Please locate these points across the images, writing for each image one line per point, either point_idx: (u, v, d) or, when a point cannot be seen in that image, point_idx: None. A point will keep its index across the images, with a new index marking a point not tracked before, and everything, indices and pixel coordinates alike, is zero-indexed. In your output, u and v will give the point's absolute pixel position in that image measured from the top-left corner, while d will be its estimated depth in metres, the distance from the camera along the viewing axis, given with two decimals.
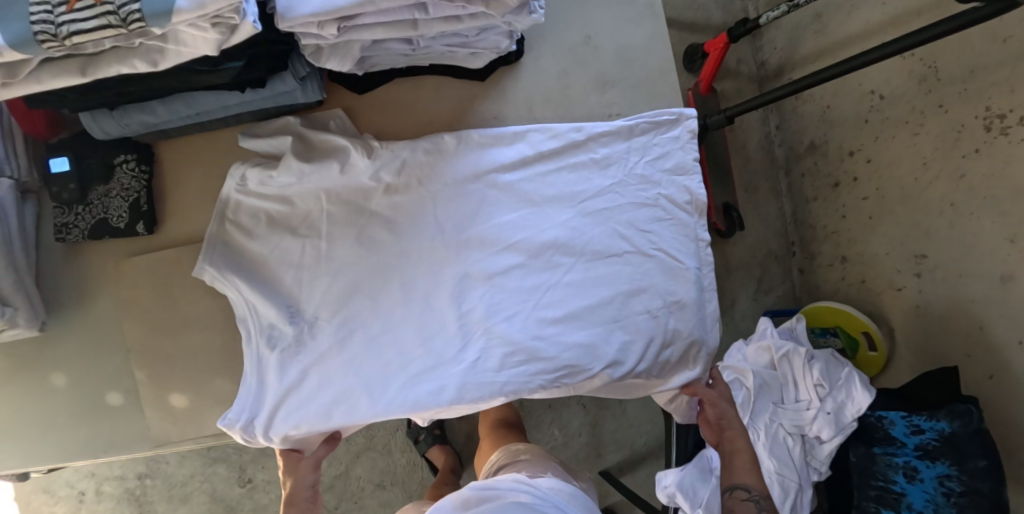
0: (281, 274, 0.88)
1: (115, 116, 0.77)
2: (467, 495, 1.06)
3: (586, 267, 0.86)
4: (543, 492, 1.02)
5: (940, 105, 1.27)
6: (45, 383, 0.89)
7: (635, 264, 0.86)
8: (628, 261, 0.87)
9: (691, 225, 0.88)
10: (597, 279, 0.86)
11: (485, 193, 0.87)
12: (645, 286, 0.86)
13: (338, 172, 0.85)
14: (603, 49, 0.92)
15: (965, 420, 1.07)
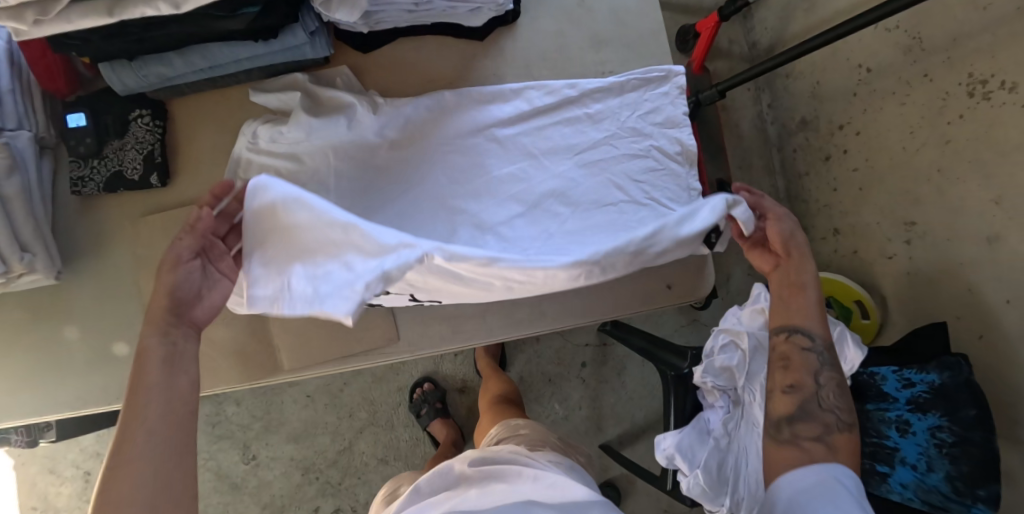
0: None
1: (133, 67, 0.80)
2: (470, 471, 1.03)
3: (583, 216, 0.90)
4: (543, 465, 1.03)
5: (926, 75, 1.31)
6: (58, 335, 0.91)
7: (628, 211, 0.90)
8: (623, 210, 0.90)
9: (679, 173, 0.93)
10: (596, 226, 0.89)
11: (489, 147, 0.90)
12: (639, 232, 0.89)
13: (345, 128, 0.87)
14: (596, 12, 0.97)
15: (954, 371, 1.10)
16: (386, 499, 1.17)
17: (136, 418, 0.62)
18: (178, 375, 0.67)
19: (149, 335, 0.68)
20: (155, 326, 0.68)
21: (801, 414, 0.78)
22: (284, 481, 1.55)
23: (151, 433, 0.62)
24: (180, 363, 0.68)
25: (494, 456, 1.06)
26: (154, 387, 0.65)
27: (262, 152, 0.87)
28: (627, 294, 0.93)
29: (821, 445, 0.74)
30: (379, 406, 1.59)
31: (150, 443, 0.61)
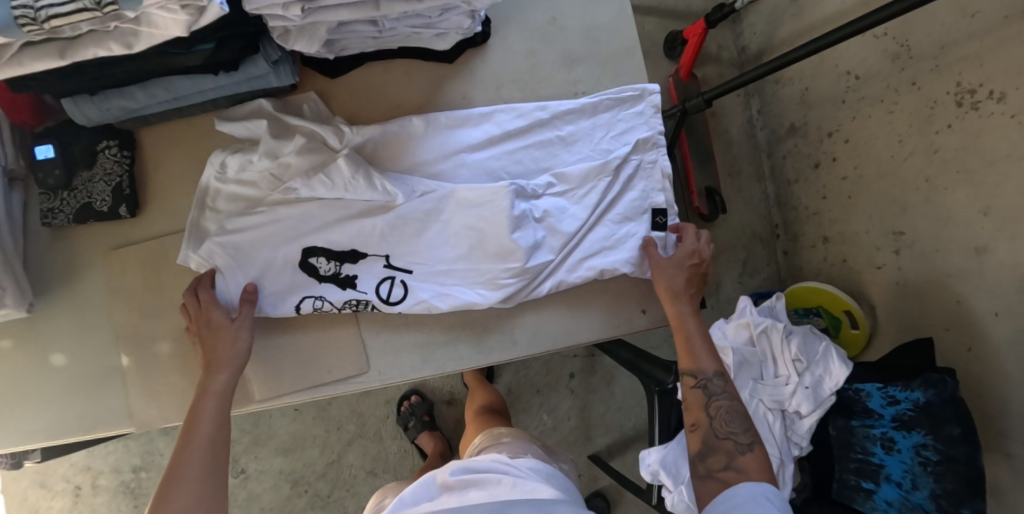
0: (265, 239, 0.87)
1: (94, 101, 0.79)
2: (449, 478, 1.02)
3: (551, 239, 0.88)
4: (523, 471, 1.04)
5: (913, 83, 1.28)
6: (30, 366, 0.91)
7: (596, 235, 0.90)
8: (593, 234, 0.90)
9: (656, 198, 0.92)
10: (561, 247, 0.88)
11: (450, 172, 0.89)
12: (608, 248, 0.90)
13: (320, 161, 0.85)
14: (569, 31, 0.95)
15: (938, 388, 1.08)
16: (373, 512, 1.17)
17: (181, 481, 0.75)
18: (217, 446, 0.79)
19: (201, 406, 0.81)
20: (211, 398, 0.82)
21: (707, 450, 0.86)
22: (274, 494, 1.55)
23: (190, 495, 0.75)
24: (221, 433, 0.80)
25: (473, 467, 1.05)
26: (199, 454, 0.78)
27: (230, 182, 0.86)
28: (601, 311, 0.92)
29: (732, 475, 0.83)
30: (367, 419, 1.58)
31: (189, 503, 0.74)
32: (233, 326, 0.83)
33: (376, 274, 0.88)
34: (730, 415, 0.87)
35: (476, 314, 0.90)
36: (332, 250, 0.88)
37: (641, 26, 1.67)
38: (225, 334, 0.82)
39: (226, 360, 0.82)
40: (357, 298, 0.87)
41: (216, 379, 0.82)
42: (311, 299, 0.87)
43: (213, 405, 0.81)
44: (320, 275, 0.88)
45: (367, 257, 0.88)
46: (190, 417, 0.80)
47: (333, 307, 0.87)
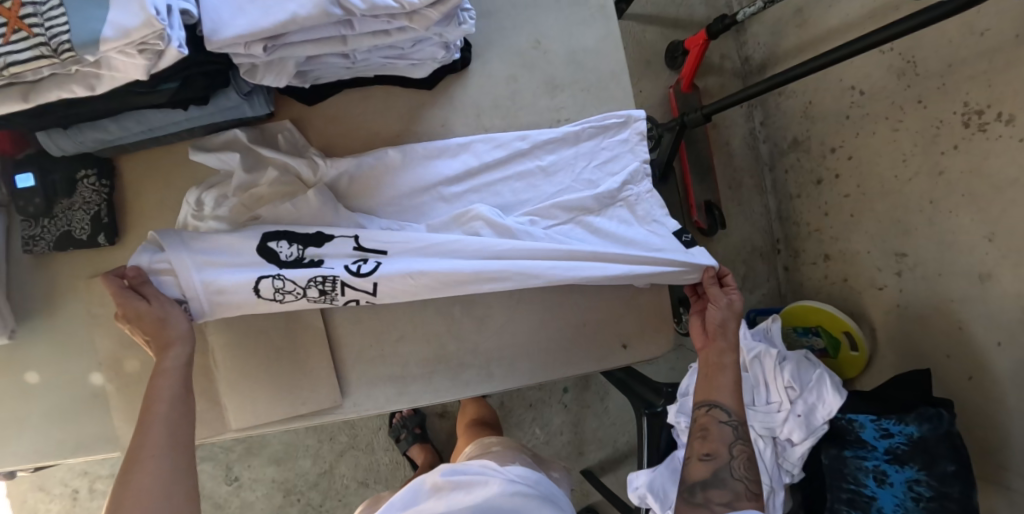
0: (215, 239, 0.80)
1: (68, 134, 0.79)
2: (439, 479, 0.97)
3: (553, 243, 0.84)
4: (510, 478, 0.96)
5: (919, 100, 1.23)
6: (12, 391, 0.91)
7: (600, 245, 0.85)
8: (593, 239, 0.86)
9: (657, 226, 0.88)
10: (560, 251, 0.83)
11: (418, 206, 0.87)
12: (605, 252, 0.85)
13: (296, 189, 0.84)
14: (553, 56, 0.93)
15: (933, 424, 1.06)
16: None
17: (142, 462, 0.70)
18: (179, 424, 0.74)
19: (155, 386, 0.76)
20: (163, 377, 0.76)
21: (714, 482, 0.84)
22: (266, 503, 1.56)
23: (156, 474, 0.69)
24: (182, 408, 0.75)
25: (463, 468, 1.00)
26: (160, 432, 0.72)
27: (206, 219, 0.84)
28: (584, 343, 0.91)
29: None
30: (358, 431, 1.58)
31: (155, 480, 0.68)
32: (158, 305, 0.77)
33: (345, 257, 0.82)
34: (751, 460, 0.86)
35: (452, 349, 0.89)
36: (297, 234, 0.82)
37: (642, 35, 1.63)
38: (158, 312, 0.77)
39: (172, 337, 0.77)
40: (323, 275, 0.81)
41: (165, 357, 0.77)
42: (270, 279, 0.80)
43: (167, 383, 0.76)
44: (282, 260, 0.81)
45: (334, 239, 0.82)
46: (146, 399, 0.74)
47: (297, 289, 0.81)
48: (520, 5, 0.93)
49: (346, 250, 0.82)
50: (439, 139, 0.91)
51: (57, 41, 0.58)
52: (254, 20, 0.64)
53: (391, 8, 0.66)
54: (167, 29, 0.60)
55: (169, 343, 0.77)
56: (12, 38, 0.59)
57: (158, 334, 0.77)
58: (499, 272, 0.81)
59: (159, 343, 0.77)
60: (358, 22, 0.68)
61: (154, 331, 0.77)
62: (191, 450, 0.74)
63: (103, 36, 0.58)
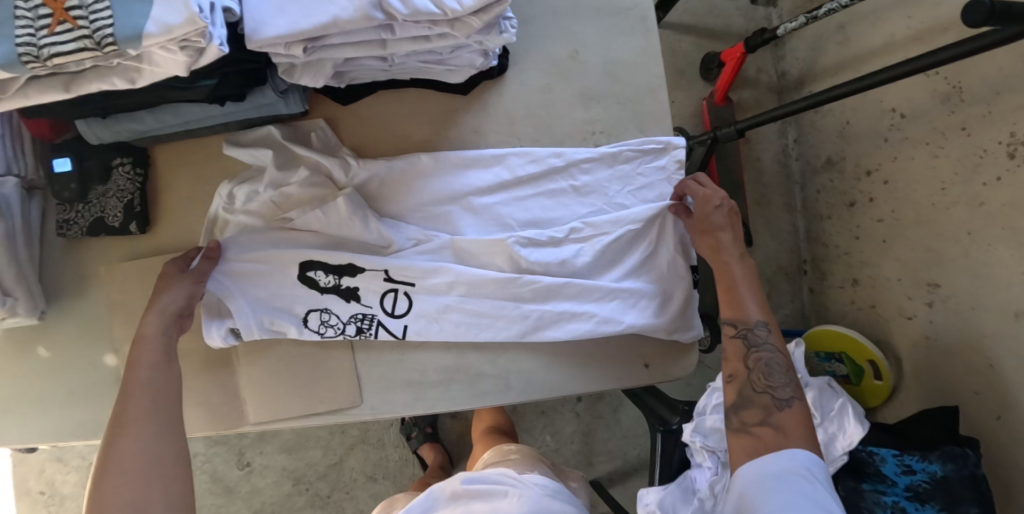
0: (257, 258, 0.85)
1: (107, 124, 0.79)
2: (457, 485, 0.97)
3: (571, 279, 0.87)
4: (529, 487, 0.96)
5: (963, 128, 1.19)
6: (35, 371, 0.92)
7: (620, 285, 0.88)
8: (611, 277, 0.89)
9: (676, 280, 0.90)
10: (577, 287, 0.87)
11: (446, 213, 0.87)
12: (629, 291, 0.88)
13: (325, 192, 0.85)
14: (590, 66, 0.92)
15: (959, 463, 1.03)
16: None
17: (126, 428, 0.73)
18: (163, 388, 0.78)
19: (138, 352, 0.79)
20: (145, 344, 0.79)
21: (742, 403, 0.79)
22: (275, 490, 1.57)
23: (137, 443, 0.73)
24: (162, 377, 0.79)
25: (481, 476, 1.00)
26: (142, 396, 0.76)
27: (237, 212, 0.86)
28: (606, 364, 0.90)
29: (769, 430, 0.76)
30: (370, 425, 1.59)
31: (136, 446, 0.72)
32: (178, 276, 0.82)
33: (377, 288, 0.86)
34: (771, 370, 0.79)
35: (472, 357, 0.89)
36: (329, 264, 0.85)
37: (677, 44, 1.61)
38: (163, 283, 0.82)
39: (158, 305, 0.81)
40: (363, 312, 0.86)
41: (147, 323, 0.80)
42: (317, 313, 0.86)
43: (150, 348, 0.80)
44: (321, 288, 0.86)
45: (364, 271, 0.85)
46: (129, 365, 0.79)
47: (338, 323, 0.86)
48: (559, 14, 0.92)
49: (375, 272, 0.86)
50: (472, 146, 0.90)
51: (100, 34, 0.59)
52: (295, 20, 0.64)
53: (432, 14, 0.65)
54: (208, 27, 0.60)
55: (156, 305, 0.81)
56: (57, 30, 0.59)
57: (156, 297, 0.82)
58: (501, 302, 0.87)
59: (153, 303, 0.81)
60: (399, 26, 0.68)
61: (155, 295, 0.81)
62: (175, 415, 0.77)
63: (145, 32, 0.58)
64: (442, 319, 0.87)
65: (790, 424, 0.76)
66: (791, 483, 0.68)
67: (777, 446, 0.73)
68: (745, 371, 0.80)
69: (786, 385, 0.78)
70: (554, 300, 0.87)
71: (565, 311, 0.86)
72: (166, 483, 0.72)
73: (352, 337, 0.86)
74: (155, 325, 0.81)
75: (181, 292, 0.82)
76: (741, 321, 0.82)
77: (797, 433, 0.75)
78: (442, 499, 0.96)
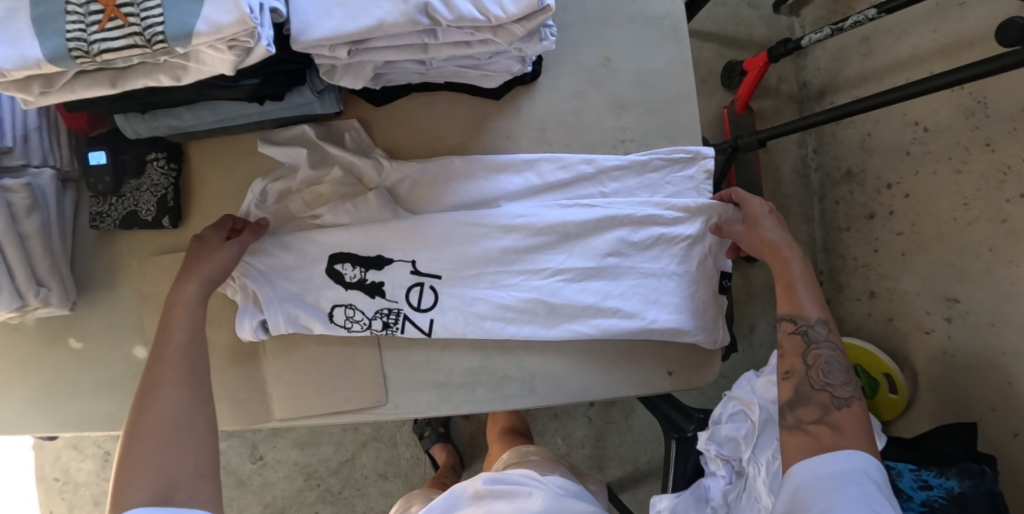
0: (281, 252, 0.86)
1: (145, 119, 0.79)
2: (481, 486, 0.97)
3: (596, 284, 0.87)
4: (552, 488, 0.97)
5: (987, 144, 1.19)
6: (63, 361, 0.92)
7: (645, 292, 0.88)
8: (637, 284, 0.88)
9: (699, 287, 0.89)
10: (600, 288, 0.87)
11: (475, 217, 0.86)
12: (654, 298, 0.88)
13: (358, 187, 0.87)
14: (621, 74, 0.92)
15: (976, 480, 1.02)
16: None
17: (161, 390, 0.72)
18: (196, 353, 0.76)
19: (172, 316, 0.77)
20: (181, 310, 0.78)
21: (799, 399, 0.80)
22: (286, 485, 1.58)
23: (172, 405, 0.71)
24: (196, 341, 0.77)
25: (503, 477, 1.00)
26: (177, 359, 0.74)
27: (270, 211, 0.87)
28: (629, 371, 0.90)
29: (824, 428, 0.76)
30: (382, 423, 1.60)
31: (171, 408, 0.71)
32: (219, 244, 0.82)
33: (403, 281, 0.86)
34: (830, 367, 0.80)
35: (498, 360, 0.89)
36: (357, 256, 0.86)
37: (699, 52, 1.61)
38: (204, 250, 0.81)
39: (199, 272, 0.80)
40: (389, 307, 0.86)
41: (184, 289, 0.79)
42: (343, 308, 0.86)
43: (186, 314, 0.78)
44: (346, 282, 0.86)
45: (392, 263, 0.86)
46: (163, 329, 0.77)
47: (365, 319, 0.86)
48: (592, 22, 0.92)
49: (404, 264, 0.86)
50: (503, 151, 0.91)
51: (151, 32, 0.59)
52: (341, 23, 0.64)
53: (477, 21, 0.65)
54: (257, 27, 0.61)
55: (199, 270, 0.80)
56: (107, 26, 0.60)
57: (192, 264, 0.81)
58: (529, 306, 0.87)
59: (189, 270, 0.80)
60: (442, 31, 0.68)
61: (192, 263, 0.81)
62: (208, 381, 0.76)
63: (196, 30, 0.59)
64: (471, 318, 0.87)
65: (847, 423, 0.77)
66: (847, 484, 0.68)
67: (835, 444, 0.74)
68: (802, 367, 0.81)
69: (844, 382, 0.79)
70: (580, 306, 0.87)
71: (590, 307, 0.87)
72: (196, 449, 0.69)
73: (378, 332, 0.87)
74: (192, 292, 0.79)
75: (222, 262, 0.81)
76: (799, 317, 0.83)
77: (855, 433, 0.75)
78: (465, 498, 0.97)
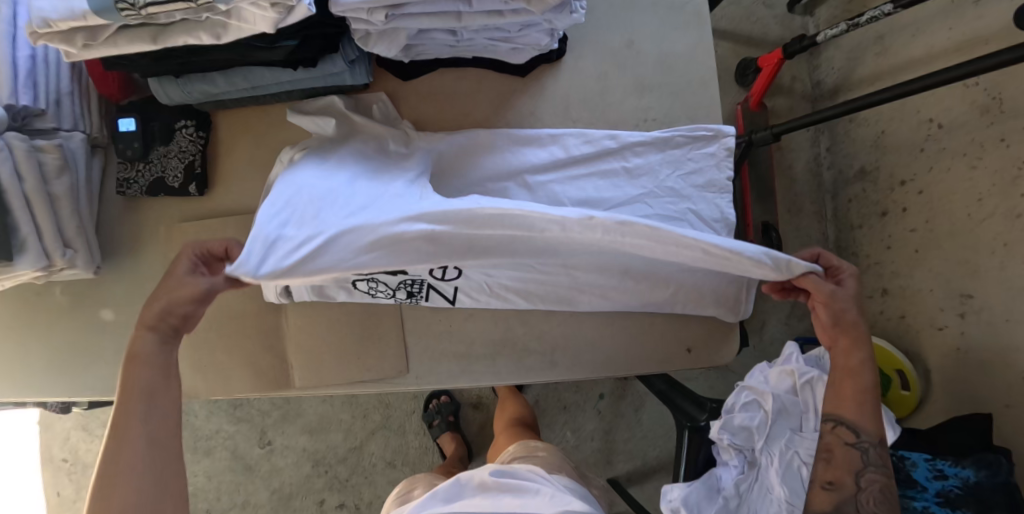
0: None
1: (179, 84, 0.80)
2: (487, 477, 0.97)
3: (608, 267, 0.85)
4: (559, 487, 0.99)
5: (1001, 139, 1.19)
6: (86, 326, 0.93)
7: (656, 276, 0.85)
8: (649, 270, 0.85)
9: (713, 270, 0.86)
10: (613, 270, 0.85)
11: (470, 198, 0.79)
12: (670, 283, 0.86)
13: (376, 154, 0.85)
14: (645, 55, 0.93)
15: (992, 470, 1.01)
16: (396, 502, 1.13)
17: (125, 450, 0.70)
18: (159, 405, 0.74)
19: (129, 369, 0.74)
20: (135, 364, 0.74)
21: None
22: (295, 471, 1.58)
23: (141, 465, 0.70)
24: (162, 391, 0.75)
25: (510, 471, 1.01)
26: (142, 415, 0.72)
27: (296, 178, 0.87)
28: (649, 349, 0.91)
29: None
30: (392, 411, 1.60)
31: (141, 468, 0.70)
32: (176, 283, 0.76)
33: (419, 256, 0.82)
34: (882, 494, 0.83)
35: (519, 332, 0.90)
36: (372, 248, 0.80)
37: None
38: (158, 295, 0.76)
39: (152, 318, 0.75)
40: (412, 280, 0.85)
41: (138, 339, 0.75)
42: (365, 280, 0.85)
43: (143, 367, 0.74)
44: None
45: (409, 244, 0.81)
46: (122, 383, 0.73)
47: (388, 290, 0.86)
48: (616, 4, 0.94)
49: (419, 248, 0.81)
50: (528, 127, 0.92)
51: None
52: None
53: None
54: None
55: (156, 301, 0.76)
56: None
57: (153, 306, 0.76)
58: (550, 279, 0.85)
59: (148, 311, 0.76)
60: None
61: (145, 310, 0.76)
62: (176, 431, 0.74)
63: None
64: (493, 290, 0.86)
65: None
66: None
67: None
68: (853, 485, 0.84)
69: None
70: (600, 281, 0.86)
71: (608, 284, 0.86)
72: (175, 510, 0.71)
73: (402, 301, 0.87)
74: (147, 342, 0.75)
75: (175, 295, 0.76)
76: (861, 430, 0.85)
77: None
78: (470, 487, 0.98)
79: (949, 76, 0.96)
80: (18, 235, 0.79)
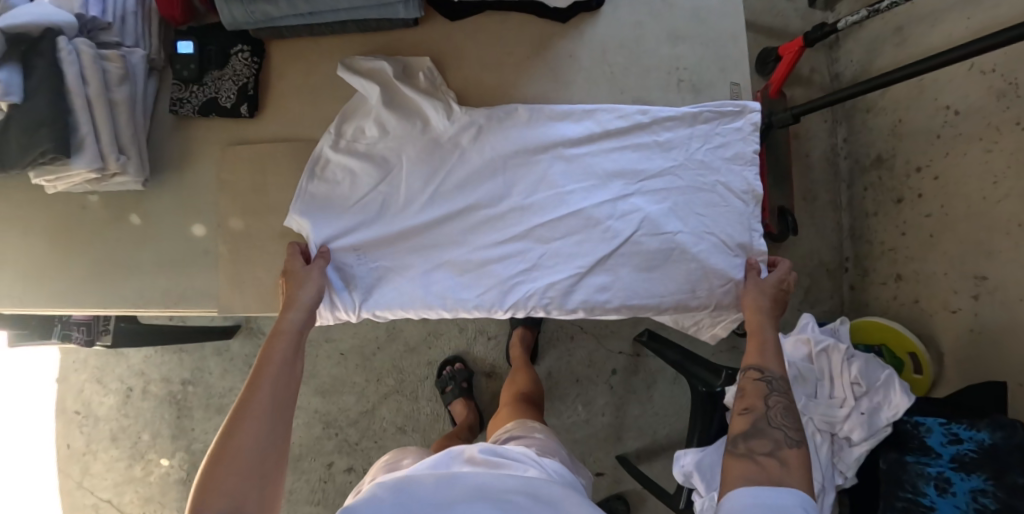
0: (350, 215, 0.92)
1: (243, 2, 0.85)
2: (477, 455, 0.90)
3: (635, 245, 0.91)
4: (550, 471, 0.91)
5: (1017, 123, 1.22)
6: (127, 239, 0.96)
7: (680, 246, 0.92)
8: (673, 239, 0.92)
9: (728, 242, 0.93)
10: (639, 238, 0.91)
11: (544, 306, 0.91)
12: (694, 254, 0.92)
13: (420, 130, 0.92)
14: (679, 6, 0.98)
15: (1008, 432, 0.97)
16: (383, 469, 1.01)
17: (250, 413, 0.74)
18: (288, 378, 0.79)
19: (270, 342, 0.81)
20: (281, 338, 0.82)
21: (753, 432, 0.78)
22: (306, 431, 1.59)
23: (257, 431, 0.72)
24: (290, 368, 0.80)
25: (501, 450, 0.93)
26: (268, 381, 0.77)
27: (343, 151, 0.93)
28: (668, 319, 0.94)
29: (773, 462, 0.74)
30: (406, 376, 1.61)
31: (255, 434, 0.72)
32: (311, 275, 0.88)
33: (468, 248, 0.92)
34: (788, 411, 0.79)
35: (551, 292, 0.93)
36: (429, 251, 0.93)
37: None
38: (297, 280, 0.87)
39: (295, 301, 0.86)
40: (459, 259, 0.92)
41: (286, 319, 0.84)
42: (415, 261, 0.92)
43: (282, 342, 0.82)
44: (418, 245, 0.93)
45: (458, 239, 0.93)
46: (260, 356, 0.80)
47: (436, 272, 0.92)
48: None
49: (468, 247, 0.92)
50: (565, 68, 0.96)
51: None
52: None
53: None
54: None
55: (293, 290, 0.87)
56: None
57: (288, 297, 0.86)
58: (585, 250, 0.91)
59: (295, 283, 0.87)
60: None
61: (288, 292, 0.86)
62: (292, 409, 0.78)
63: None
64: (529, 263, 0.91)
65: (794, 465, 0.74)
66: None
67: (780, 479, 0.72)
68: (762, 407, 0.80)
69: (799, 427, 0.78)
70: (624, 243, 0.91)
71: (636, 254, 0.91)
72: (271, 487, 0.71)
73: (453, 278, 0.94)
74: (291, 320, 0.84)
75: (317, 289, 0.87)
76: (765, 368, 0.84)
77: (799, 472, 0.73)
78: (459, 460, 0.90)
79: (959, 54, 1.00)
80: (76, 135, 0.82)
